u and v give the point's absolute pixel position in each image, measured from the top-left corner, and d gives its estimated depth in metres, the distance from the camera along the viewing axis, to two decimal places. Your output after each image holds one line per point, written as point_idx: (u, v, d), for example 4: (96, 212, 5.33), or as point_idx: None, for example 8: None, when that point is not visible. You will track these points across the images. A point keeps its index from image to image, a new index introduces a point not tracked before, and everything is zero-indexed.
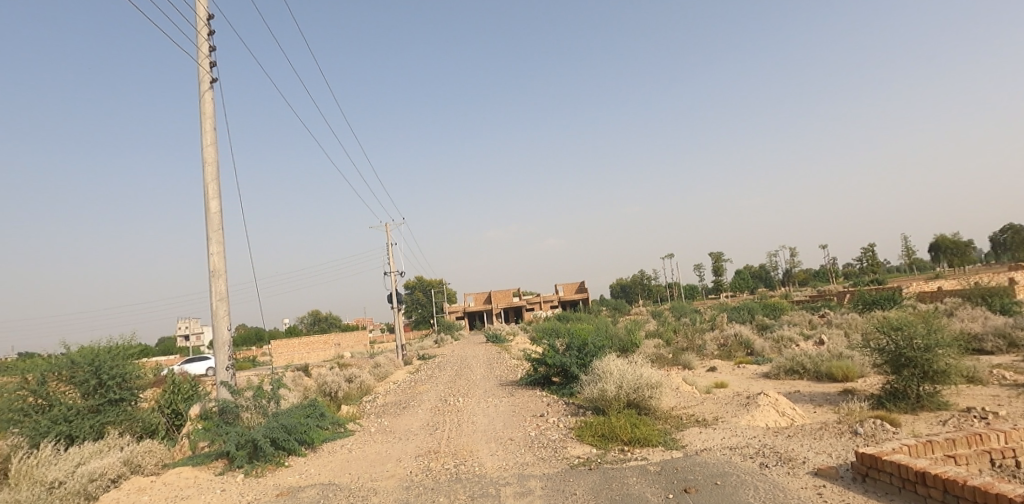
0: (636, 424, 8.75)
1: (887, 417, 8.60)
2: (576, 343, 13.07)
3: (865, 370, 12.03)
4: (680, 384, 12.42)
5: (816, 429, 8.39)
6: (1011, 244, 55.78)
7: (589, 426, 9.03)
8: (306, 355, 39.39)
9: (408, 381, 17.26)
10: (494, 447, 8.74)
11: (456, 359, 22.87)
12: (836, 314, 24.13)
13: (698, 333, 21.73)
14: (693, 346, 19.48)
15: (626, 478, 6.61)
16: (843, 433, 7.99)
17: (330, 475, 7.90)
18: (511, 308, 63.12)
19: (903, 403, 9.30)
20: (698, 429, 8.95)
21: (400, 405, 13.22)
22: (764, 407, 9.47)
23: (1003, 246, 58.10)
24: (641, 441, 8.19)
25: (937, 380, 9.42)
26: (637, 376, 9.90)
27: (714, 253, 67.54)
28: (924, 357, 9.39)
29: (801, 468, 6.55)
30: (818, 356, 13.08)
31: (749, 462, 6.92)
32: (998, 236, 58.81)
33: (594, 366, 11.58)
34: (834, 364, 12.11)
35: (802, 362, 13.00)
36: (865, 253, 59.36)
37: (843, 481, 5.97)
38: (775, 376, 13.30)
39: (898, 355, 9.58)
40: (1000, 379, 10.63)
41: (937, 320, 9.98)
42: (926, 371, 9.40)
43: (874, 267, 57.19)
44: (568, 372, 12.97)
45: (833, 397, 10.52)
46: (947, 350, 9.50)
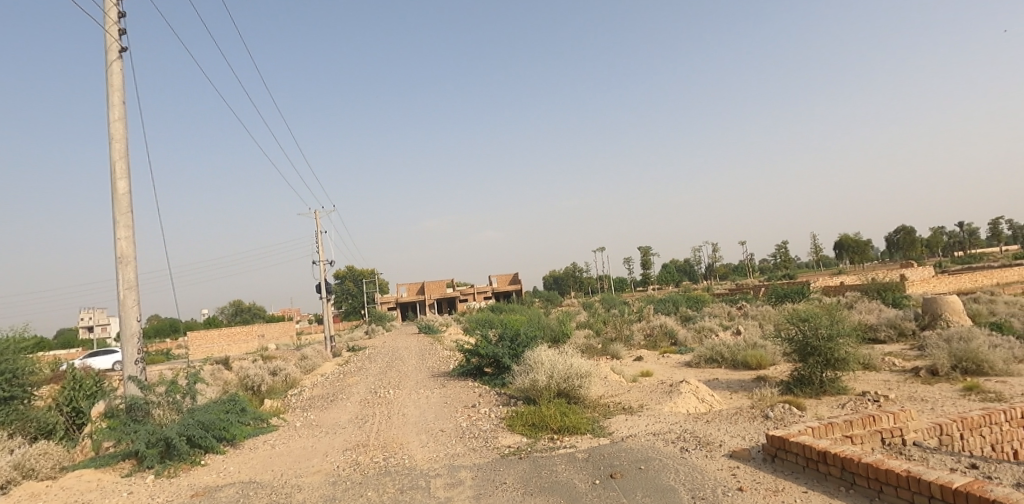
0: (565, 413, 8.94)
1: (795, 402, 9.29)
2: (508, 334, 13.14)
3: (776, 358, 12.90)
4: (608, 373, 12.80)
5: (732, 414, 8.92)
6: (902, 243, 61.60)
7: (520, 416, 9.13)
8: (227, 347, 37.37)
9: (336, 374, 16.75)
10: (424, 439, 8.65)
11: (388, 351, 22.43)
12: (751, 307, 25.76)
13: (626, 324, 22.49)
14: (621, 336, 20.21)
15: (554, 466, 6.74)
16: (755, 417, 8.55)
17: (251, 472, 7.52)
18: (445, 298, 62.86)
19: (808, 389, 10.05)
20: (624, 416, 9.27)
21: (328, 398, 12.79)
22: (685, 394, 9.94)
23: (896, 246, 64.03)
24: (570, 430, 8.37)
25: (838, 367, 10.23)
26: (567, 366, 10.13)
27: (641, 247, 69.96)
28: (827, 346, 10.17)
29: (717, 451, 6.96)
30: (735, 346, 13.89)
31: (671, 447, 7.26)
32: (892, 237, 64.89)
33: (525, 356, 11.72)
34: (749, 353, 12.90)
35: (720, 351, 13.75)
36: (779, 249, 63.71)
37: (754, 461, 6.40)
38: (696, 365, 13.98)
39: (806, 344, 10.34)
40: (891, 366, 11.71)
41: (839, 312, 10.85)
42: (829, 358, 10.18)
43: (785, 263, 61.67)
44: (500, 363, 13.03)
45: (748, 384, 11.23)
46: (847, 340, 10.34)
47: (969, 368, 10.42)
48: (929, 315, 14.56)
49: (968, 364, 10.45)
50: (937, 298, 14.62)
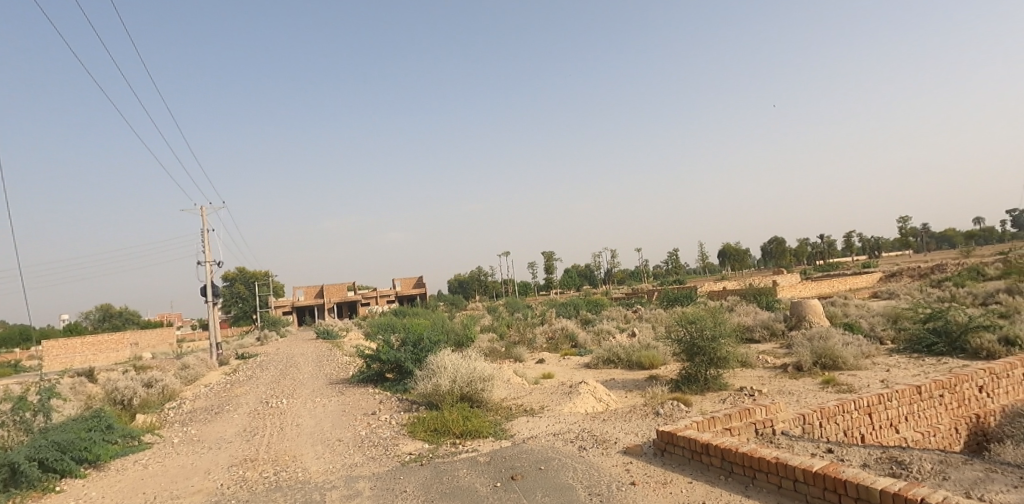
0: (468, 417, 8.93)
1: (682, 399, 9.97)
2: (411, 338, 12.90)
3: (667, 358, 13.78)
4: (511, 376, 12.97)
5: (626, 412, 9.39)
6: (775, 252, 68.41)
7: (421, 422, 8.97)
8: (91, 358, 33.31)
9: (223, 384, 15.51)
10: (320, 450, 8.24)
11: (282, 358, 21.16)
12: (644, 310, 27.33)
13: (529, 327, 22.94)
14: (524, 339, 20.61)
15: (456, 471, 6.69)
16: (647, 414, 9.06)
17: (118, 497, 6.75)
18: (347, 302, 60.56)
19: (694, 386, 10.83)
20: (526, 418, 9.43)
21: (212, 411, 11.79)
22: (584, 395, 10.31)
23: (769, 255, 70.97)
24: (472, 434, 8.37)
25: (720, 365, 11.12)
26: (470, 370, 10.14)
27: (545, 252, 71.93)
28: (710, 346, 11.03)
29: (612, 448, 7.28)
30: (630, 347, 14.66)
31: (570, 446, 7.49)
32: (767, 246, 71.74)
33: (428, 361, 11.57)
34: (643, 354, 13.67)
35: (617, 352, 14.44)
36: (671, 256, 68.28)
37: (646, 456, 6.77)
38: (595, 365, 14.57)
39: (692, 344, 11.14)
40: (764, 363, 12.94)
41: (721, 315, 11.81)
42: (712, 357, 11.05)
43: (676, 269, 66.24)
44: (402, 368, 12.75)
45: (641, 383, 11.89)
46: (728, 340, 11.27)
47: (827, 363, 11.77)
48: (795, 317, 16.27)
49: (826, 360, 11.80)
50: (802, 302, 16.38)
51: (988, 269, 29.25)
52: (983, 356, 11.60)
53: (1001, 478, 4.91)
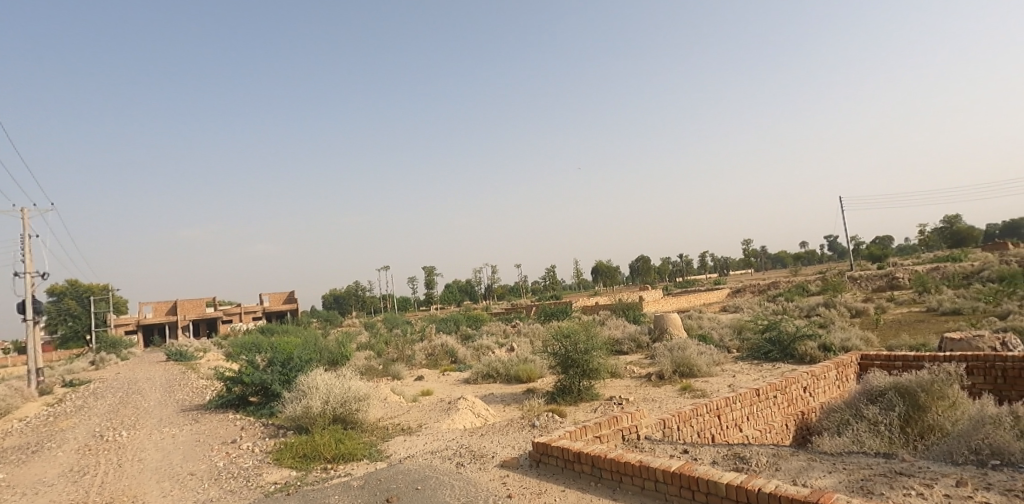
0: (341, 440, 8.52)
1: (557, 410, 10.39)
2: (279, 358, 12.06)
3: (543, 371, 14.29)
4: (388, 394, 12.62)
5: (504, 425, 9.58)
6: (642, 269, 74.09)
7: (289, 448, 8.38)
8: None
9: (43, 417, 13.26)
10: (168, 487, 7.36)
11: (123, 383, 18.61)
12: (523, 324, 28.14)
13: (409, 344, 22.52)
14: (403, 356, 20.15)
15: (327, 498, 6.35)
16: (524, 426, 9.31)
17: None
18: (206, 319, 55.03)
19: (568, 397, 11.32)
20: (402, 437, 9.23)
21: (27, 449, 10.04)
22: (462, 410, 10.33)
23: (637, 272, 76.70)
24: (345, 457, 8.00)
25: (592, 377, 11.77)
26: (344, 390, 9.73)
27: (426, 266, 71.32)
28: (583, 358, 11.66)
29: (490, 462, 7.37)
30: (509, 361, 14.98)
31: (447, 463, 7.46)
32: (634, 264, 77.60)
33: (298, 382, 10.88)
34: (521, 368, 14.05)
35: (496, 367, 14.68)
36: (549, 272, 71.17)
37: (522, 468, 6.95)
38: (474, 380, 14.67)
39: (567, 357, 11.71)
40: (631, 373, 13.92)
41: (593, 329, 12.56)
42: (585, 369, 11.67)
43: (554, 284, 69.28)
44: (268, 391, 11.85)
45: (519, 396, 12.20)
46: (599, 352, 11.99)
47: (684, 372, 12.97)
48: (657, 330, 17.73)
49: (683, 369, 12.99)
50: (664, 316, 17.92)
51: (809, 286, 34.30)
52: (806, 361, 13.53)
53: (819, 465, 5.72)
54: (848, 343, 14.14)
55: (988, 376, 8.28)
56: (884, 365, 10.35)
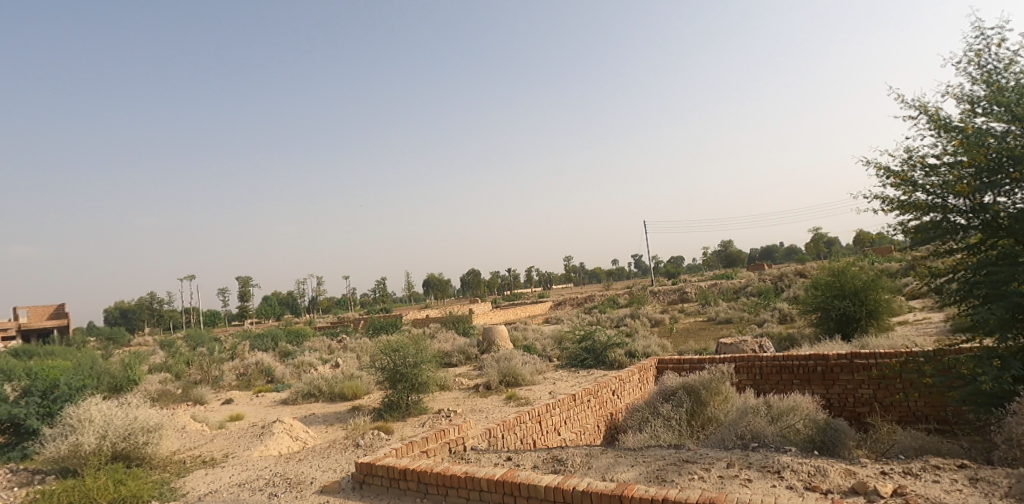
0: (121, 481, 7.15)
1: (384, 427, 10.04)
2: (38, 386, 9.79)
3: (369, 387, 13.73)
4: (187, 422, 10.99)
5: (325, 448, 8.95)
6: (473, 282, 76.00)
7: (46, 498, 6.79)
8: None
9: None
10: None
11: None
12: (350, 339, 26.82)
13: (215, 363, 19.95)
14: (207, 378, 17.76)
15: None
16: (347, 447, 8.81)
17: None
18: None
19: (396, 412, 11.01)
20: (203, 471, 8.08)
21: None
22: (278, 435, 9.42)
23: (468, 285, 78.38)
24: (126, 501, 6.73)
25: (420, 391, 11.61)
26: (128, 421, 8.23)
27: (241, 276, 64.36)
28: (412, 372, 11.50)
29: (308, 489, 6.80)
30: (333, 378, 14.12)
31: (258, 496, 6.70)
32: (465, 277, 79.25)
33: (63, 415, 8.92)
34: (346, 385, 13.34)
35: (319, 385, 13.71)
36: (380, 284, 69.19)
37: (343, 492, 6.53)
38: (293, 401, 13.52)
39: (395, 372, 11.45)
40: (459, 385, 14.06)
41: (423, 343, 12.50)
42: (413, 383, 11.49)
43: (384, 297, 67.40)
44: (19, 428, 9.52)
45: (343, 415, 11.52)
46: (428, 366, 11.92)
47: (510, 381, 13.50)
48: (485, 342, 18.24)
49: (509, 378, 13.52)
50: (492, 329, 18.52)
51: (618, 300, 38.29)
52: (615, 366, 15.00)
53: (623, 461, 6.34)
54: (648, 349, 16.05)
55: (750, 373, 10.01)
56: (676, 368, 11.92)
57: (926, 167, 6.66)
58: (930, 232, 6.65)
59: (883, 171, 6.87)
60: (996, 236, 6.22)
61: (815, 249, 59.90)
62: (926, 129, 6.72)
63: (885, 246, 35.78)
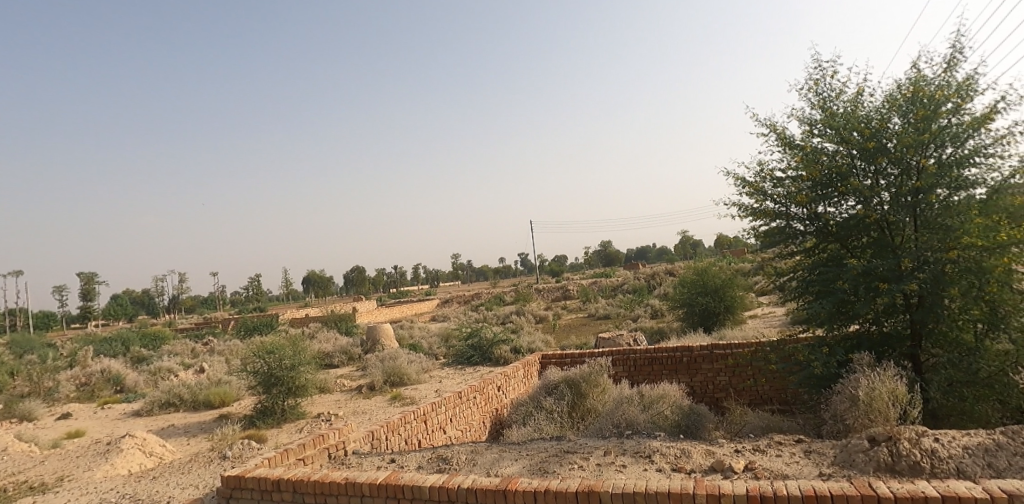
0: None
1: (256, 436, 9.28)
2: None
3: (240, 393, 12.64)
4: (9, 443, 9.32)
5: (185, 463, 8.06)
6: (357, 280, 73.20)
7: None
8: None
9: None
10: None
11: None
12: (218, 342, 24.53)
13: (47, 373, 17.18)
14: (36, 390, 15.23)
15: None
16: (211, 460, 8.01)
17: None
18: None
19: (270, 419, 10.22)
20: (29, 500, 6.89)
21: None
22: (128, 451, 8.32)
23: (353, 283, 75.39)
24: None
25: (298, 395, 10.90)
26: None
27: (83, 273, 56.17)
28: (289, 375, 10.77)
29: None
30: (197, 385, 12.80)
31: None
32: (350, 275, 76.15)
33: None
34: (212, 391, 12.17)
35: (179, 393, 12.36)
36: (254, 282, 64.15)
37: None
38: (147, 412, 12.04)
39: (269, 375, 10.65)
40: (342, 387, 13.43)
41: (302, 344, 11.79)
42: (290, 387, 10.76)
43: (259, 296, 62.62)
44: None
45: (208, 425, 10.47)
46: (307, 368, 11.25)
47: (395, 381, 13.16)
48: (370, 341, 17.63)
49: (394, 378, 13.18)
50: (377, 328, 17.96)
51: (505, 297, 38.98)
52: (501, 362, 15.22)
53: (508, 455, 6.42)
54: (533, 346, 16.51)
55: (625, 366, 10.65)
56: (558, 363, 12.36)
57: (774, 179, 7.53)
58: (775, 237, 7.56)
59: (740, 182, 7.65)
60: (826, 241, 7.19)
61: (682, 250, 65.57)
62: (774, 145, 7.60)
63: (739, 248, 40.13)
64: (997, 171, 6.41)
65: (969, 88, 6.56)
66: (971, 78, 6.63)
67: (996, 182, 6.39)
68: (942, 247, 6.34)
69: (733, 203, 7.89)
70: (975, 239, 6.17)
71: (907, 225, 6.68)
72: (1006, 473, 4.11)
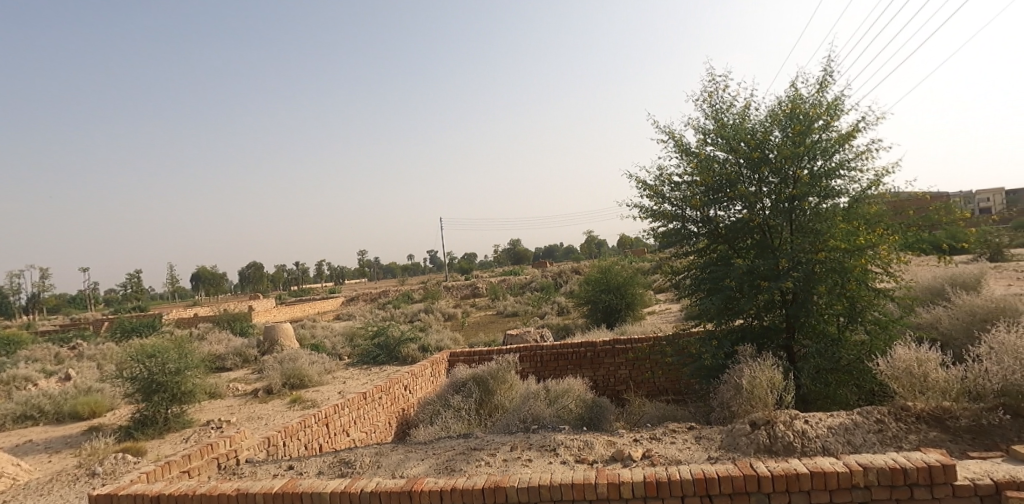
0: None
1: (133, 448, 8.39)
2: None
3: (114, 402, 11.37)
4: None
5: (44, 483, 7.10)
6: (254, 277, 68.64)
7: None
8: None
9: None
10: None
11: None
12: (87, 345, 21.93)
13: None
14: None
15: None
16: (77, 479, 7.12)
17: None
18: None
19: (150, 429, 9.28)
20: None
21: None
22: None
23: (249, 280, 70.60)
24: None
25: (184, 401, 10.00)
26: None
27: None
28: (174, 380, 9.85)
29: None
30: (60, 395, 11.35)
31: None
32: (245, 271, 71.25)
33: None
34: (80, 401, 10.84)
35: (38, 404, 10.89)
36: (133, 278, 58.08)
37: None
38: None
39: (150, 381, 9.67)
40: (235, 391, 12.52)
41: (189, 346, 10.84)
42: (175, 393, 9.85)
43: (139, 294, 56.80)
44: None
45: (74, 439, 9.31)
46: (194, 372, 10.36)
47: (294, 383, 12.49)
48: (267, 341, 16.58)
49: (294, 380, 12.49)
50: (275, 328, 16.94)
51: (413, 295, 38.29)
52: (409, 361, 14.92)
53: (414, 456, 6.30)
54: (441, 343, 16.36)
55: (532, 362, 10.85)
56: (467, 360, 12.34)
57: (671, 183, 8.00)
58: (672, 238, 8.03)
59: (641, 185, 8.05)
60: (716, 242, 7.75)
61: (587, 249, 68.16)
62: (673, 151, 8.07)
63: (640, 248, 42.39)
64: (857, 182, 7.25)
65: (836, 108, 7.36)
66: (839, 99, 7.44)
67: (855, 192, 7.23)
68: (813, 249, 7.06)
69: (634, 205, 8.29)
70: (839, 242, 6.95)
71: (784, 228, 7.37)
72: (862, 448, 4.69)
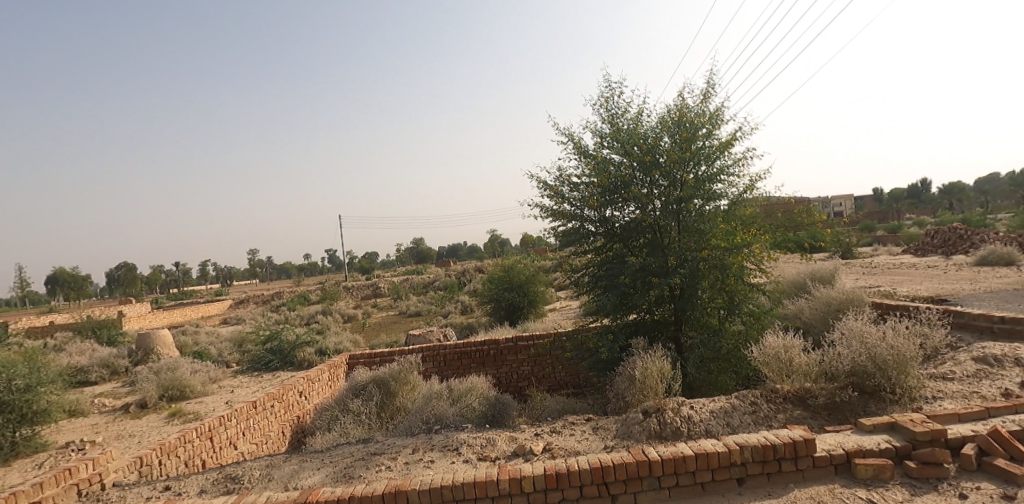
0: None
1: None
2: None
3: None
4: None
5: None
6: (125, 279, 61.69)
7: None
8: None
9: None
10: None
11: None
12: None
13: None
14: None
15: None
16: None
17: None
18: None
19: None
20: None
21: None
22: None
23: (120, 282, 63.37)
24: None
25: (36, 422, 8.74)
26: None
27: None
28: (23, 399, 8.58)
29: None
30: None
31: None
32: (115, 273, 63.89)
33: None
34: None
35: None
36: None
37: None
38: None
39: None
40: (101, 407, 11.16)
41: (42, 358, 9.51)
42: (25, 413, 8.59)
43: None
44: None
45: None
46: (49, 388, 9.09)
47: (174, 395, 11.39)
48: (141, 350, 14.98)
49: (173, 392, 11.40)
50: (150, 335, 15.32)
51: (310, 296, 36.42)
52: (305, 366, 14.16)
53: (309, 465, 5.99)
54: (341, 346, 15.71)
55: (435, 361, 10.74)
56: (367, 362, 11.95)
57: (571, 184, 8.26)
58: (571, 236, 8.30)
59: (542, 185, 8.25)
60: (612, 241, 8.11)
61: (492, 248, 68.82)
62: (572, 153, 8.35)
63: (541, 247, 43.54)
64: (735, 187, 7.94)
65: (717, 118, 8.00)
66: (719, 110, 8.10)
67: (734, 195, 7.91)
68: (697, 247, 7.63)
69: (536, 205, 8.47)
70: (719, 241, 7.56)
71: (672, 228, 7.89)
72: (739, 429, 5.15)
